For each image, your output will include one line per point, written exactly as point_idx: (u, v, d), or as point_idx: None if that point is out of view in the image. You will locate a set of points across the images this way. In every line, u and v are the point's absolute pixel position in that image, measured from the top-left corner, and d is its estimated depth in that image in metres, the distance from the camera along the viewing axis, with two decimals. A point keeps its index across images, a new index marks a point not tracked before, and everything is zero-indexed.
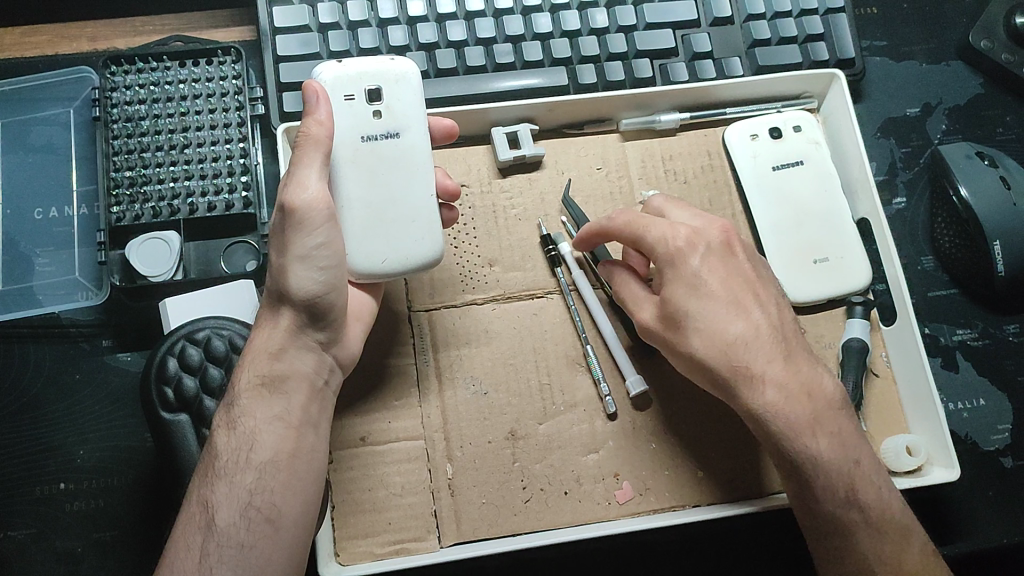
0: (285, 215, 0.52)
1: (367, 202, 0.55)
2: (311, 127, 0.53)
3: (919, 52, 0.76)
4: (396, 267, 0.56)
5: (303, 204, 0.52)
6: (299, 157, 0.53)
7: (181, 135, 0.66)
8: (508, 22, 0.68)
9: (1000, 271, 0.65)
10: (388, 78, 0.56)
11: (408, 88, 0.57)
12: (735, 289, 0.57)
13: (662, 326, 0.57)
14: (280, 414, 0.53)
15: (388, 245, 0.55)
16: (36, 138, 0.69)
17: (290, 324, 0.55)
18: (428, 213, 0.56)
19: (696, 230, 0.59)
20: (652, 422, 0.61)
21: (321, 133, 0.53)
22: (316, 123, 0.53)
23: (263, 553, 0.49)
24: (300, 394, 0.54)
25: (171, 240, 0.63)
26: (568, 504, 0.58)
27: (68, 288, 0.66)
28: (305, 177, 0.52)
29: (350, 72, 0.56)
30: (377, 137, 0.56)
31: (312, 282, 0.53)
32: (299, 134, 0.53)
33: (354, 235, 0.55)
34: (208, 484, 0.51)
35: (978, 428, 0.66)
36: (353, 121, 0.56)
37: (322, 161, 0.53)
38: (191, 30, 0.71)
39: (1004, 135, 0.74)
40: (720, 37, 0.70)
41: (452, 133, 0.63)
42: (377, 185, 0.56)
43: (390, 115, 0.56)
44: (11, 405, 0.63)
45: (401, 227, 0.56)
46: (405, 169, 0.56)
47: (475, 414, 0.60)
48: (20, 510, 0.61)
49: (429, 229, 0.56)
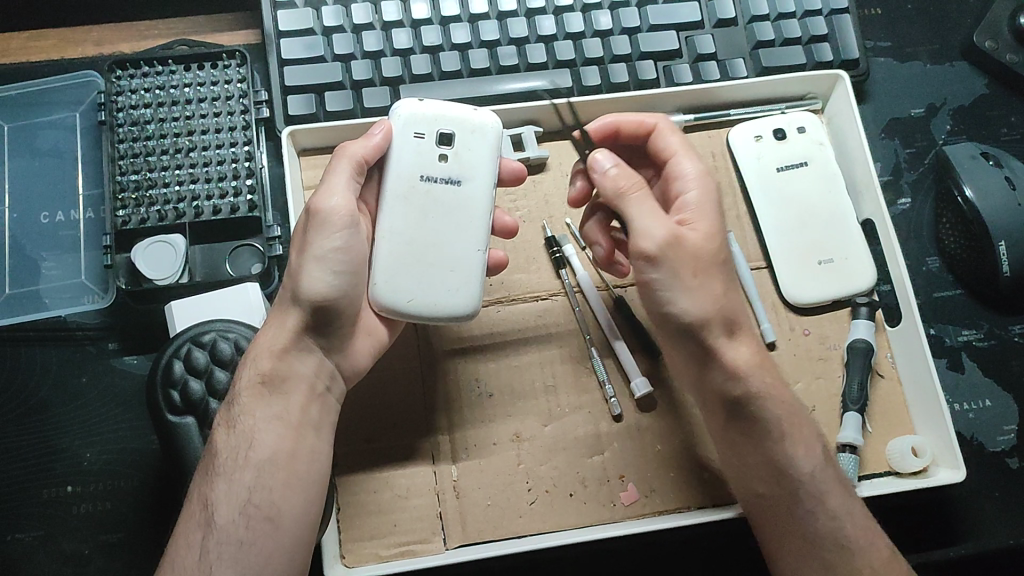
0: (309, 218, 0.54)
1: (409, 238, 0.56)
2: (364, 152, 0.55)
3: (923, 52, 0.76)
4: (416, 309, 0.55)
5: (327, 209, 0.53)
6: (335, 167, 0.55)
7: (186, 139, 0.66)
8: (512, 24, 0.68)
9: (1006, 272, 0.65)
10: (464, 126, 0.57)
11: (483, 141, 0.57)
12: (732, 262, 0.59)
13: (688, 263, 0.54)
14: (279, 414, 0.54)
15: (419, 287, 0.55)
16: (42, 142, 0.70)
17: (296, 325, 0.54)
18: (469, 267, 0.56)
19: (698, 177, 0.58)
20: (657, 424, 0.61)
21: (363, 153, 0.55)
22: (366, 145, 0.55)
23: (264, 551, 0.50)
24: (300, 394, 0.54)
25: (176, 244, 0.64)
26: (573, 506, 0.58)
27: (75, 292, 0.67)
28: (335, 183, 0.54)
29: (428, 112, 0.57)
30: (435, 180, 0.56)
31: (325, 283, 0.53)
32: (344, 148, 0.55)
33: (388, 269, 0.55)
34: (208, 483, 0.51)
35: (984, 429, 0.66)
36: (416, 160, 0.56)
37: (355, 175, 0.55)
38: (195, 34, 0.71)
39: (1009, 135, 0.74)
40: (725, 39, 0.70)
41: (519, 175, 0.62)
42: (428, 225, 0.56)
43: (455, 162, 0.56)
44: (20, 407, 0.64)
45: (436, 271, 0.56)
46: (460, 216, 0.56)
47: (482, 416, 0.61)
48: (28, 514, 0.61)
49: (465, 283, 0.56)
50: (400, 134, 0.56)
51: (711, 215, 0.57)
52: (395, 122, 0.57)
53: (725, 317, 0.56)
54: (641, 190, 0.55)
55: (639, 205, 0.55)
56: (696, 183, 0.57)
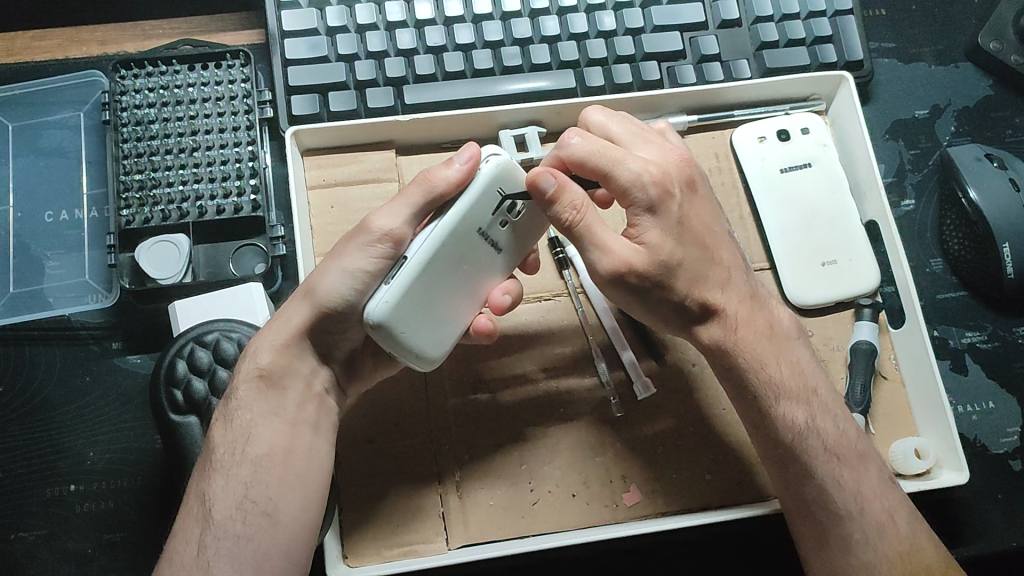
0: (360, 229, 0.52)
1: (437, 273, 0.50)
2: (441, 187, 0.50)
3: (927, 53, 0.75)
4: (400, 347, 0.50)
5: (380, 231, 0.51)
6: (407, 190, 0.51)
7: (190, 139, 0.66)
8: (516, 25, 0.68)
9: (1010, 273, 0.65)
10: (535, 209, 0.54)
11: (534, 230, 0.55)
12: (711, 231, 0.55)
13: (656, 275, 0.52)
14: (274, 411, 0.54)
15: (419, 329, 0.50)
16: (47, 141, 0.70)
17: (304, 322, 0.54)
18: (457, 324, 0.52)
19: (654, 167, 0.53)
20: (659, 426, 0.61)
21: (441, 188, 0.50)
22: (445, 177, 0.50)
23: (261, 546, 0.49)
24: (296, 391, 0.55)
25: (180, 243, 0.64)
26: (577, 507, 0.58)
27: (79, 291, 0.67)
28: (395, 210, 0.51)
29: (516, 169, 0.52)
30: (485, 237, 0.52)
31: (340, 290, 0.52)
32: (427, 168, 0.51)
33: (404, 294, 0.49)
34: (205, 479, 0.52)
35: (988, 430, 0.66)
36: (485, 208, 0.51)
37: (420, 207, 0.51)
38: (200, 34, 0.72)
39: (1014, 137, 0.74)
40: (728, 40, 0.70)
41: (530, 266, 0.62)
42: (455, 271, 0.51)
43: (507, 232, 0.53)
44: (23, 406, 0.64)
45: (436, 317, 0.51)
46: (478, 278, 0.53)
47: (484, 414, 0.61)
48: (31, 512, 0.61)
49: (448, 337, 0.52)
50: (489, 180, 0.51)
51: (652, 221, 0.52)
52: (483, 158, 0.51)
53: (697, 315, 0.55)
54: (586, 213, 0.51)
55: (587, 233, 0.52)
56: (636, 185, 0.52)
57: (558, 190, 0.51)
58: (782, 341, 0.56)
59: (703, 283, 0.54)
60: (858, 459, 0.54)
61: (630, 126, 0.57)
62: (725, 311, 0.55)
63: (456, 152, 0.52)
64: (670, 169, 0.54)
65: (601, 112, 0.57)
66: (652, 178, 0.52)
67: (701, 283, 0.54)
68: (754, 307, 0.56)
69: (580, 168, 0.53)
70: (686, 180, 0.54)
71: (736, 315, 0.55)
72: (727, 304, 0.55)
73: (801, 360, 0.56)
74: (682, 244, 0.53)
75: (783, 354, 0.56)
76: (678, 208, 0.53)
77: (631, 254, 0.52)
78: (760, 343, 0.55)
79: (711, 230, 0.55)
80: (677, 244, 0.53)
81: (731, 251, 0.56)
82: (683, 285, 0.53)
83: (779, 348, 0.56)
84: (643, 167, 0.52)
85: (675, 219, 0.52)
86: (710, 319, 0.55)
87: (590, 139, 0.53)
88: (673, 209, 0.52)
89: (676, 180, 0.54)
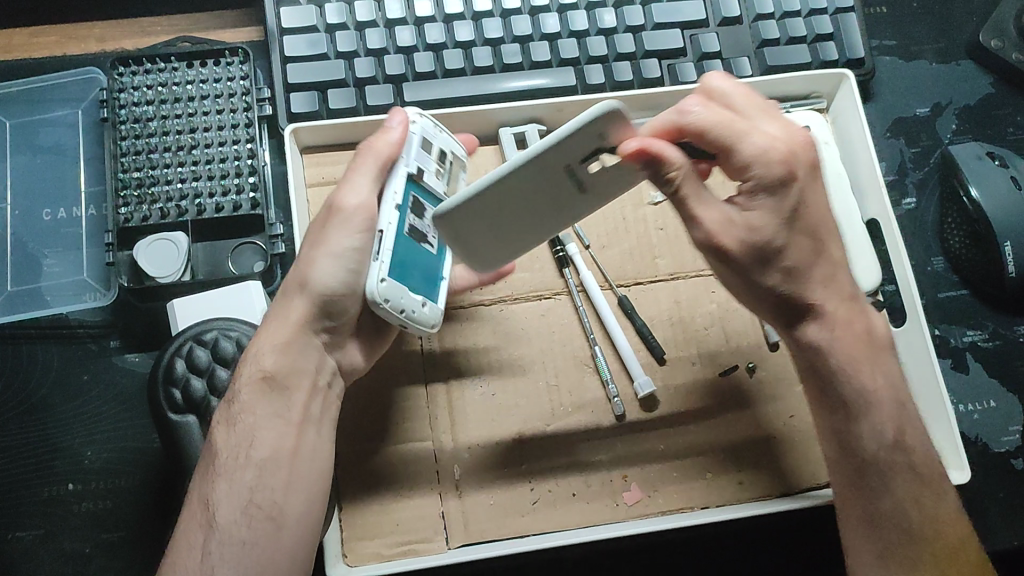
0: (331, 211, 0.55)
1: (503, 203, 0.48)
2: (386, 151, 0.54)
3: (928, 51, 0.75)
4: (405, 319, 0.53)
5: (350, 207, 0.54)
6: (357, 163, 0.55)
7: (189, 136, 0.66)
8: (516, 22, 0.68)
9: (1011, 272, 0.65)
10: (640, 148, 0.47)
11: (624, 176, 0.50)
12: (823, 220, 0.53)
13: (754, 253, 0.51)
14: (280, 412, 0.53)
15: (460, 246, 0.51)
16: (45, 138, 0.70)
17: (304, 314, 0.55)
18: (519, 244, 0.54)
19: (786, 146, 0.51)
20: (659, 424, 0.61)
21: (386, 152, 0.54)
22: (386, 142, 0.54)
23: (265, 551, 0.49)
24: (303, 392, 0.55)
25: (179, 241, 0.63)
26: (577, 507, 0.58)
27: (77, 289, 0.67)
28: (356, 183, 0.54)
29: (434, 124, 0.58)
30: (578, 169, 0.48)
31: (333, 277, 0.55)
32: (365, 141, 0.55)
33: (461, 211, 0.47)
34: (209, 483, 0.51)
35: (989, 429, 0.66)
36: (579, 146, 0.46)
37: (376, 173, 0.54)
38: (198, 31, 0.71)
39: (1015, 135, 0.73)
40: (729, 37, 0.70)
41: None
42: (524, 199, 0.49)
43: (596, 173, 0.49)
44: (21, 405, 0.63)
45: (496, 238, 0.52)
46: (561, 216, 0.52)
47: (485, 414, 0.60)
48: (29, 512, 0.61)
49: (503, 258, 0.54)
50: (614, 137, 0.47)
51: (769, 200, 0.51)
52: (412, 120, 0.56)
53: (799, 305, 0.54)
54: (686, 182, 0.50)
55: (682, 202, 0.50)
56: (760, 159, 0.50)
57: (663, 156, 0.48)
58: (877, 349, 0.56)
59: (802, 280, 0.53)
60: (937, 479, 0.54)
61: (752, 98, 0.54)
62: (823, 310, 0.54)
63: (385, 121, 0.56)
64: (796, 148, 0.52)
65: (721, 78, 0.54)
66: (773, 158, 0.51)
67: (803, 274, 0.53)
68: (851, 306, 0.55)
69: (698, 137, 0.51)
70: (812, 163, 0.52)
71: (836, 314, 0.54)
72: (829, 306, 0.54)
73: (894, 372, 0.56)
74: (789, 230, 0.51)
75: (876, 361, 0.55)
76: (796, 192, 0.51)
77: (732, 228, 0.51)
78: (852, 348, 0.55)
79: (824, 220, 0.53)
80: (784, 229, 0.51)
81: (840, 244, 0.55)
82: (780, 272, 0.52)
83: (874, 352, 0.55)
84: (777, 143, 0.51)
85: (789, 203, 0.51)
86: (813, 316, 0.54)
87: (714, 110, 0.51)
88: (791, 193, 0.51)
89: (801, 163, 0.52)
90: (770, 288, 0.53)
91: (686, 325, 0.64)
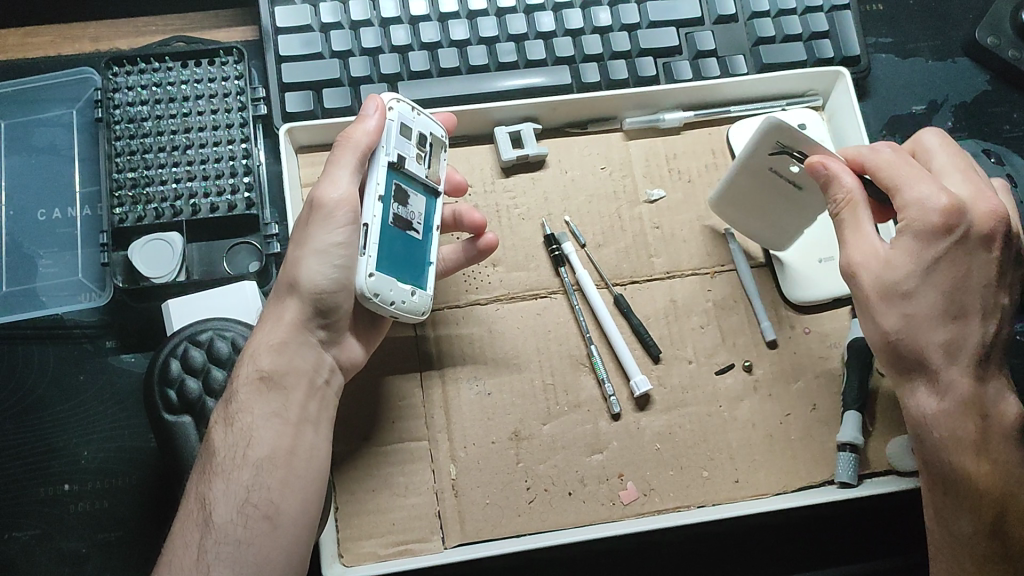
0: (314, 208, 0.54)
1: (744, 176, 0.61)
2: (363, 140, 0.54)
3: (924, 49, 0.75)
4: (395, 310, 0.54)
5: (332, 201, 0.53)
6: (336, 155, 0.54)
7: (184, 136, 0.66)
8: (511, 21, 0.67)
9: None
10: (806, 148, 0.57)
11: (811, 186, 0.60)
12: (965, 290, 0.51)
13: (881, 295, 0.52)
14: (277, 411, 0.53)
15: (742, 209, 0.64)
16: (39, 139, 0.69)
17: (295, 318, 0.55)
18: (780, 230, 0.64)
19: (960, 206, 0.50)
20: (655, 422, 0.61)
21: (365, 141, 0.54)
22: (364, 131, 0.54)
23: (261, 550, 0.49)
24: (299, 391, 0.54)
25: (173, 242, 0.63)
26: (573, 505, 0.58)
27: (72, 289, 0.66)
28: (337, 175, 0.54)
29: (411, 108, 0.57)
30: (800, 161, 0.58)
31: (323, 275, 0.54)
32: (343, 134, 0.54)
33: (729, 202, 0.64)
34: (206, 481, 0.51)
35: None
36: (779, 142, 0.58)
37: (357, 164, 0.54)
38: (193, 30, 0.71)
39: (1011, 132, 0.73)
40: (724, 35, 0.70)
41: (479, 229, 0.62)
42: (765, 188, 0.62)
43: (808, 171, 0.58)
44: (17, 406, 0.63)
45: (760, 207, 0.63)
46: (792, 222, 0.63)
47: (481, 414, 0.60)
48: (25, 512, 0.61)
49: (784, 236, 0.64)
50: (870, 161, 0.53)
51: (913, 246, 0.51)
52: (388, 106, 0.55)
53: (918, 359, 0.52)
54: (845, 211, 0.53)
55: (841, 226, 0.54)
56: (916, 210, 0.50)
57: (831, 179, 0.53)
58: (994, 433, 0.51)
59: (922, 329, 0.51)
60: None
61: (959, 159, 0.54)
62: (943, 376, 0.51)
63: (362, 111, 0.56)
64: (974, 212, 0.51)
65: (934, 137, 0.55)
66: (939, 215, 0.50)
67: (926, 328, 0.51)
68: (976, 389, 0.51)
69: (872, 176, 0.53)
70: (979, 236, 0.50)
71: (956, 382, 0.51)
72: (952, 378, 0.51)
73: (1009, 459, 0.51)
74: (922, 281, 0.51)
75: (989, 446, 0.51)
76: (946, 246, 0.50)
77: (869, 262, 0.52)
78: (964, 426, 0.51)
79: (975, 295, 0.51)
80: (919, 277, 0.50)
81: (985, 317, 0.51)
82: (901, 316, 0.51)
83: (987, 437, 0.51)
84: (939, 198, 0.50)
85: (932, 253, 0.50)
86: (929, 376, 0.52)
87: (900, 157, 0.53)
88: (942, 247, 0.50)
89: (968, 227, 0.50)
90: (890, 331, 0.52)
91: (681, 323, 0.64)
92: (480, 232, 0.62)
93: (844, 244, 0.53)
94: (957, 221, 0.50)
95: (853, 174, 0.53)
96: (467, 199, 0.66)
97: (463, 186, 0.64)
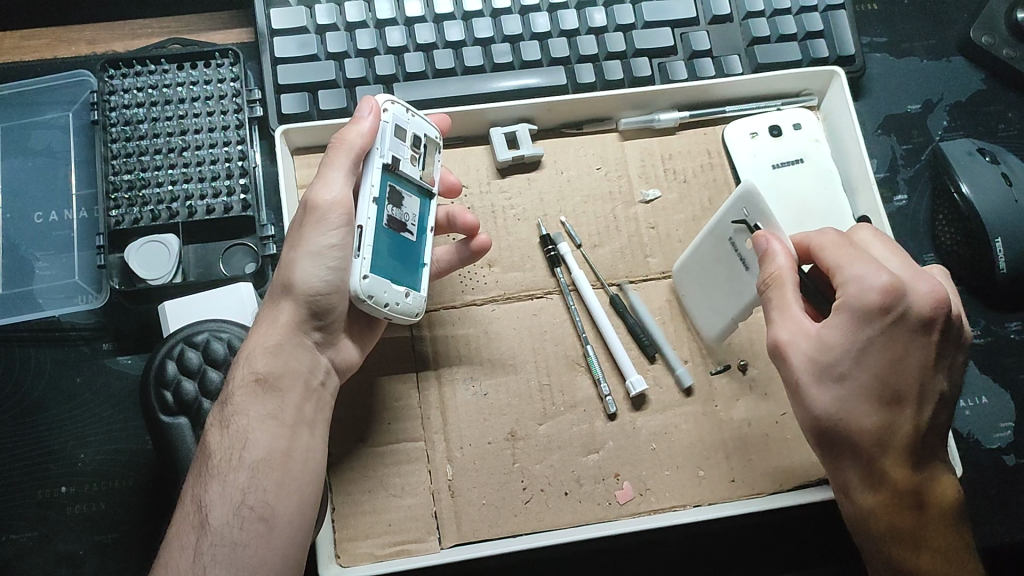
0: (308, 211, 0.54)
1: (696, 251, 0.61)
2: (357, 142, 0.54)
3: (920, 48, 0.75)
4: (389, 312, 0.54)
5: (326, 203, 0.53)
6: (330, 158, 0.54)
7: (179, 138, 0.66)
8: (506, 22, 0.68)
9: (1002, 268, 0.64)
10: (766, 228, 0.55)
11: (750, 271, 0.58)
12: (900, 378, 0.50)
13: (811, 370, 0.51)
14: (273, 413, 0.53)
15: (693, 275, 0.63)
16: (36, 141, 0.70)
17: (291, 319, 0.55)
18: (717, 312, 0.61)
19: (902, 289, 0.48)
20: (651, 422, 0.61)
21: (358, 144, 0.54)
22: (358, 133, 0.54)
23: (257, 552, 0.49)
24: (295, 393, 0.55)
25: (169, 243, 0.64)
26: (569, 506, 0.58)
27: (69, 292, 0.67)
28: (331, 178, 0.54)
29: (405, 109, 0.57)
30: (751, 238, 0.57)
31: (318, 278, 0.54)
32: (336, 136, 0.54)
33: (687, 267, 0.63)
34: (202, 484, 0.51)
35: (981, 426, 0.66)
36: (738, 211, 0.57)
37: (351, 166, 0.54)
38: (189, 32, 0.71)
39: (1006, 131, 0.74)
40: (719, 35, 0.70)
41: (473, 230, 0.62)
42: (720, 262, 0.60)
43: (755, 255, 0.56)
44: (14, 408, 0.63)
45: (710, 284, 0.61)
46: (729, 304, 0.60)
47: (477, 414, 0.60)
48: (23, 514, 0.61)
49: (716, 318, 0.62)
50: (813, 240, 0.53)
51: (848, 325, 0.49)
52: (382, 108, 0.56)
53: (851, 441, 0.51)
54: (772, 286, 0.52)
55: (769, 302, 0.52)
56: (854, 290, 0.49)
57: (767, 251, 0.53)
58: (927, 515, 0.52)
59: (853, 411, 0.51)
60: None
61: (894, 250, 0.52)
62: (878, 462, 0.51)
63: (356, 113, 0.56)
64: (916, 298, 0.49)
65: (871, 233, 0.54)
66: (878, 295, 0.48)
67: (857, 409, 0.51)
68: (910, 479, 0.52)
69: (817, 256, 0.52)
70: (921, 321, 0.49)
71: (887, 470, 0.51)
72: (885, 465, 0.51)
73: (944, 539, 0.52)
74: (856, 361, 0.50)
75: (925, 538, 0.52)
76: (882, 328, 0.48)
77: (801, 339, 0.51)
78: (896, 512, 0.52)
79: (911, 382, 0.50)
80: (851, 358, 0.50)
81: (919, 405, 0.51)
82: (833, 391, 0.51)
83: (921, 530, 0.52)
84: (878, 280, 0.48)
85: (868, 334, 0.49)
86: (861, 460, 0.52)
87: (842, 238, 0.52)
88: (879, 329, 0.49)
89: (907, 309, 0.48)
90: (824, 405, 0.51)
91: (677, 323, 0.64)
92: (473, 232, 0.62)
93: (770, 321, 0.52)
94: (896, 303, 0.48)
95: (789, 252, 0.52)
96: (463, 199, 0.67)
97: (457, 187, 0.64)
